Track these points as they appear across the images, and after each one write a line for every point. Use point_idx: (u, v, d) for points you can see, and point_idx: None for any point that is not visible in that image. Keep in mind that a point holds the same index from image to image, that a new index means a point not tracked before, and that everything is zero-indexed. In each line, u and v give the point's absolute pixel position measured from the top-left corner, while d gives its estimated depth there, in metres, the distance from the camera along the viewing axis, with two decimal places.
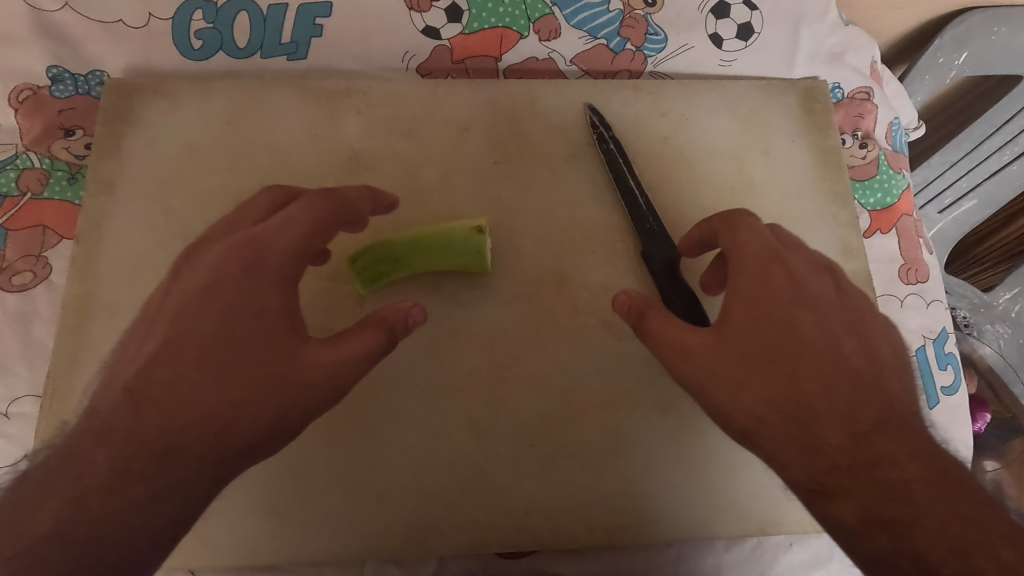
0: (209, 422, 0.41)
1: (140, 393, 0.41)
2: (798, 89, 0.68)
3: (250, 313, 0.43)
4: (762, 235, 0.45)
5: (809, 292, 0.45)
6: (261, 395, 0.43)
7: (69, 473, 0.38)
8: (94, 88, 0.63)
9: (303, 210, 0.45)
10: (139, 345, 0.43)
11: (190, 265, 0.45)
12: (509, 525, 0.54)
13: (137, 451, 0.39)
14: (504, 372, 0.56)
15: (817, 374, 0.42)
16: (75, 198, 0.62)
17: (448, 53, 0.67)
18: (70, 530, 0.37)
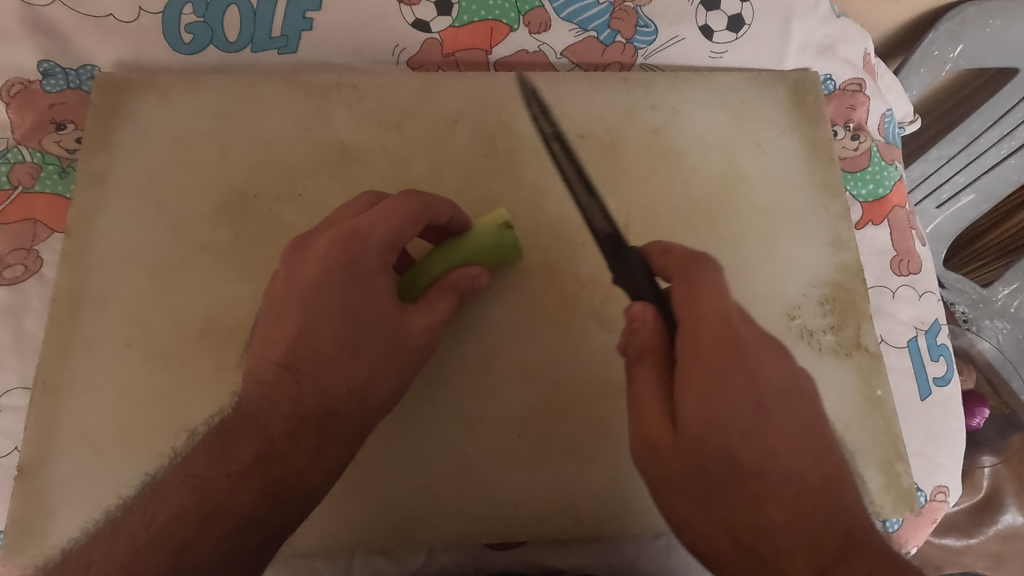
0: (349, 393, 0.47)
1: (287, 371, 0.47)
2: (788, 81, 0.67)
3: (366, 297, 0.47)
4: (722, 310, 0.42)
5: (764, 384, 0.40)
6: (386, 366, 0.48)
7: (244, 436, 0.47)
8: (86, 83, 0.63)
9: (391, 212, 0.48)
10: (276, 328, 0.48)
11: (305, 260, 0.48)
12: (497, 515, 0.54)
13: (291, 421, 0.47)
14: (492, 364, 0.56)
15: (772, 485, 0.39)
16: (66, 192, 0.62)
17: (438, 46, 0.67)
18: (245, 486, 0.45)
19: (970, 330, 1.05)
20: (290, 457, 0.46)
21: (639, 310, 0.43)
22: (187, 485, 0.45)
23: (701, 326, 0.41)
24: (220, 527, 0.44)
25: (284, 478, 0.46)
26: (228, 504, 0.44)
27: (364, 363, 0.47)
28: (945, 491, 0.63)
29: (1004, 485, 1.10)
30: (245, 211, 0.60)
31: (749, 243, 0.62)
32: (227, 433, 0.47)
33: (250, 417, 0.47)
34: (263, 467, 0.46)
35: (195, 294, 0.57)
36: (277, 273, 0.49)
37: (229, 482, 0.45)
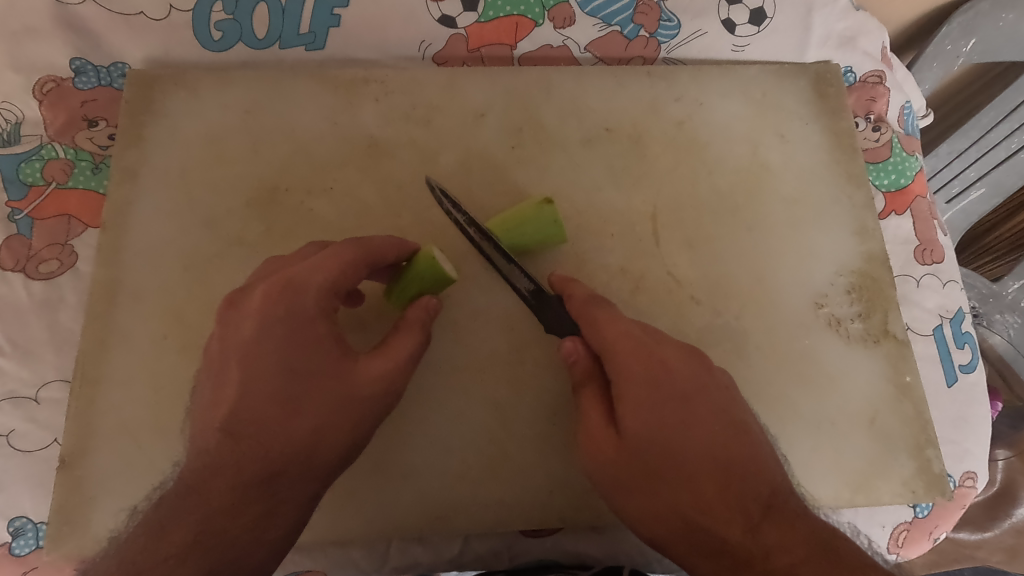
0: (295, 453, 0.44)
1: (229, 436, 0.43)
2: (811, 74, 0.68)
3: (308, 345, 0.45)
4: (631, 332, 0.49)
5: (673, 387, 0.47)
6: (334, 419, 0.45)
7: (179, 517, 0.42)
8: (116, 81, 0.64)
9: (329, 260, 0.47)
10: (214, 395, 0.45)
11: (240, 318, 0.45)
12: (533, 502, 0.55)
13: (238, 485, 0.43)
14: (526, 354, 0.57)
15: (687, 474, 0.45)
16: (100, 188, 0.63)
17: (463, 42, 0.68)
18: (183, 570, 0.40)
19: (981, 325, 1.06)
20: (230, 532, 0.42)
21: (571, 347, 0.51)
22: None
23: (610, 349, 0.49)
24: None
25: (228, 557, 0.42)
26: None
27: (309, 417, 0.45)
28: (973, 476, 0.63)
29: (1018, 479, 1.09)
30: (277, 205, 0.61)
31: (774, 234, 0.63)
32: (163, 514, 0.42)
33: (191, 490, 0.43)
34: (203, 546, 0.41)
35: (230, 286, 0.58)
36: (212, 333, 0.47)
37: (167, 569, 0.40)
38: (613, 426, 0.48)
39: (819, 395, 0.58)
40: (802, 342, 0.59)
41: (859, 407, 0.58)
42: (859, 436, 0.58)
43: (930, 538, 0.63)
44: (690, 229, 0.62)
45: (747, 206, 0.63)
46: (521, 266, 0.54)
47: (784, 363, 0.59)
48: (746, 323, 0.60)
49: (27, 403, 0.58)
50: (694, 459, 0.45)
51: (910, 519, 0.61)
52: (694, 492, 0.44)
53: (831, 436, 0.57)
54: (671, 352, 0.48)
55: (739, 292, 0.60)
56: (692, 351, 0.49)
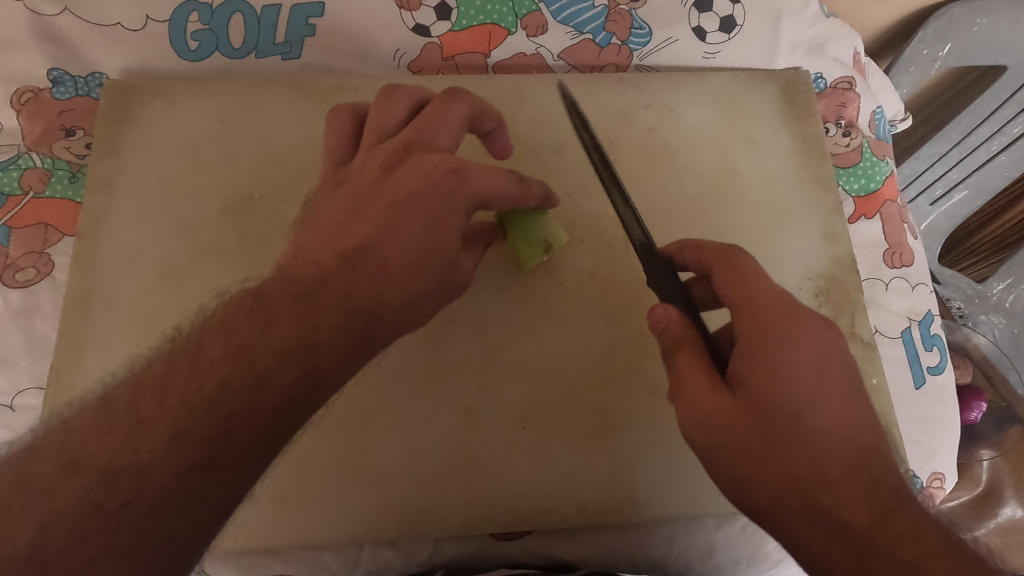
0: (394, 302, 0.45)
1: (343, 263, 0.45)
2: (780, 80, 0.69)
3: (430, 209, 0.47)
4: (766, 288, 0.43)
5: (802, 355, 0.41)
6: (431, 284, 0.47)
7: (282, 315, 0.42)
8: (94, 90, 0.65)
9: (498, 175, 0.49)
10: (351, 225, 0.47)
11: (415, 165, 0.47)
12: (501, 507, 0.56)
13: (341, 314, 0.43)
14: (496, 359, 0.57)
15: (806, 441, 0.40)
16: (76, 197, 0.63)
17: (437, 51, 0.68)
18: (280, 369, 0.40)
19: (966, 326, 1.06)
20: (324, 352, 0.42)
21: (663, 313, 0.45)
22: (220, 364, 0.40)
23: (744, 297, 0.43)
24: (265, 400, 0.40)
25: (320, 369, 0.41)
26: (265, 385, 0.40)
27: (415, 274, 0.46)
28: (940, 477, 0.64)
29: (1003, 479, 1.10)
30: (252, 212, 0.61)
31: (741, 239, 0.63)
32: (267, 309, 0.42)
33: (297, 296, 0.43)
34: (299, 357, 0.41)
35: (204, 293, 0.59)
36: (375, 162, 0.49)
37: (271, 361, 0.40)
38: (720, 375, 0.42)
39: None
40: None
41: None
42: None
43: None
44: (661, 235, 0.63)
45: (717, 212, 0.64)
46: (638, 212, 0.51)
47: None
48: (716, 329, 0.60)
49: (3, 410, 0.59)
50: (819, 428, 0.40)
51: None
52: (817, 464, 0.39)
53: None
54: (767, 304, 0.42)
55: None
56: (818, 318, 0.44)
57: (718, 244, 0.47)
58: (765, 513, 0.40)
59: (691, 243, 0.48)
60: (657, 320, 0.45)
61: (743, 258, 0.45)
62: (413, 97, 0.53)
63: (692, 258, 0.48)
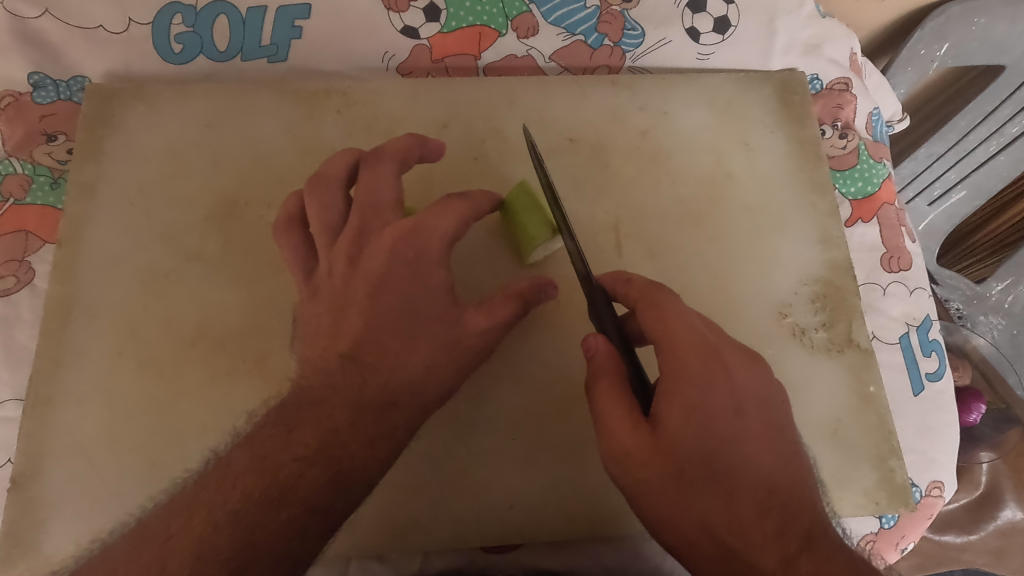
0: (407, 386, 0.49)
1: (350, 361, 0.49)
2: (775, 82, 0.68)
3: (428, 291, 0.50)
4: (689, 323, 0.43)
5: (721, 393, 0.41)
6: (442, 360, 0.50)
7: (309, 422, 0.48)
8: (76, 94, 0.63)
9: (447, 208, 0.50)
10: (332, 323, 0.51)
11: (383, 247, 0.50)
12: (491, 520, 0.54)
13: (356, 423, 0.48)
14: (486, 368, 0.56)
15: (722, 483, 0.39)
16: (57, 203, 0.62)
17: (426, 52, 0.67)
18: (311, 472, 0.46)
19: (965, 326, 1.06)
20: (352, 444, 0.47)
21: (593, 340, 0.44)
22: (256, 469, 0.45)
23: (665, 334, 0.42)
24: (288, 510, 0.44)
25: (347, 465, 0.47)
26: (299, 487, 0.45)
27: (423, 353, 0.50)
28: (940, 486, 0.64)
29: (1002, 481, 1.09)
30: (236, 219, 0.60)
31: (736, 244, 0.62)
32: (290, 419, 0.48)
33: (315, 403, 0.49)
34: (329, 454, 0.47)
35: (187, 302, 0.57)
36: (338, 252, 0.51)
37: (297, 466, 0.46)
38: (640, 413, 0.41)
39: None
40: (765, 352, 0.59)
41: (822, 416, 0.58)
42: (820, 446, 0.57)
43: (896, 547, 0.64)
44: (654, 240, 0.62)
45: (711, 217, 0.63)
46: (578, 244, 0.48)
47: None
48: None
49: None
50: (738, 468, 0.40)
51: (876, 531, 0.62)
52: (731, 506, 0.39)
53: None
54: (687, 342, 0.42)
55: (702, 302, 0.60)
56: (742, 350, 0.44)
57: (646, 279, 0.45)
58: (681, 552, 0.41)
59: (622, 275, 0.47)
60: (587, 348, 0.44)
61: (669, 294, 0.44)
62: (390, 158, 0.52)
63: (622, 292, 0.46)
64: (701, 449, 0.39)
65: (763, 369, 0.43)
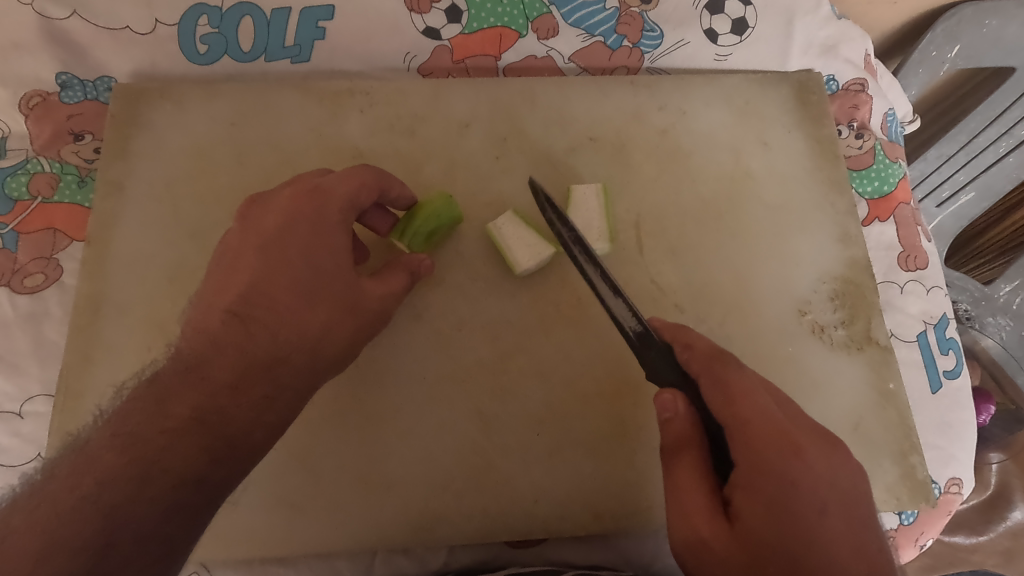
0: (299, 346, 0.47)
1: (235, 320, 0.46)
2: (792, 82, 0.69)
3: (326, 252, 0.48)
4: (760, 405, 0.40)
5: (800, 483, 0.38)
6: (340, 322, 0.48)
7: (183, 390, 0.43)
8: (103, 94, 0.65)
9: (344, 184, 0.49)
10: (228, 279, 0.47)
11: (291, 206, 0.48)
12: (514, 513, 0.55)
13: (245, 384, 0.45)
14: (511, 364, 0.57)
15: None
16: (85, 201, 0.63)
17: (448, 53, 0.68)
18: (182, 442, 0.42)
19: (973, 329, 1.03)
20: (232, 409, 0.44)
21: (670, 402, 0.42)
22: (117, 445, 0.40)
23: (745, 441, 0.39)
24: (155, 487, 0.40)
25: (225, 432, 0.43)
26: (164, 461, 0.41)
27: (318, 314, 0.47)
28: (959, 483, 0.64)
29: (1012, 481, 1.09)
30: None
31: (757, 241, 0.63)
32: (161, 389, 0.43)
33: (191, 368, 0.45)
34: (203, 422, 0.43)
35: None
36: (232, 223, 0.50)
37: (165, 439, 0.41)
38: (720, 499, 0.40)
39: (804, 403, 0.59)
40: (785, 349, 0.60)
41: (842, 412, 0.59)
42: (841, 443, 0.58)
43: (914, 544, 0.64)
44: (673, 238, 0.62)
45: (731, 216, 0.63)
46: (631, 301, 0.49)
47: (767, 366, 0.59)
48: (731, 332, 0.60)
49: (12, 417, 0.59)
50: (813, 570, 0.36)
51: (895, 527, 0.63)
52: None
53: None
54: (764, 429, 0.39)
55: (722, 299, 0.61)
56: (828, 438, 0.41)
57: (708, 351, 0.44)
58: None
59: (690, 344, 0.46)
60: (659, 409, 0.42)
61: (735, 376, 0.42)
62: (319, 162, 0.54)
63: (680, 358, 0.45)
64: (781, 544, 0.37)
65: (846, 454, 0.40)
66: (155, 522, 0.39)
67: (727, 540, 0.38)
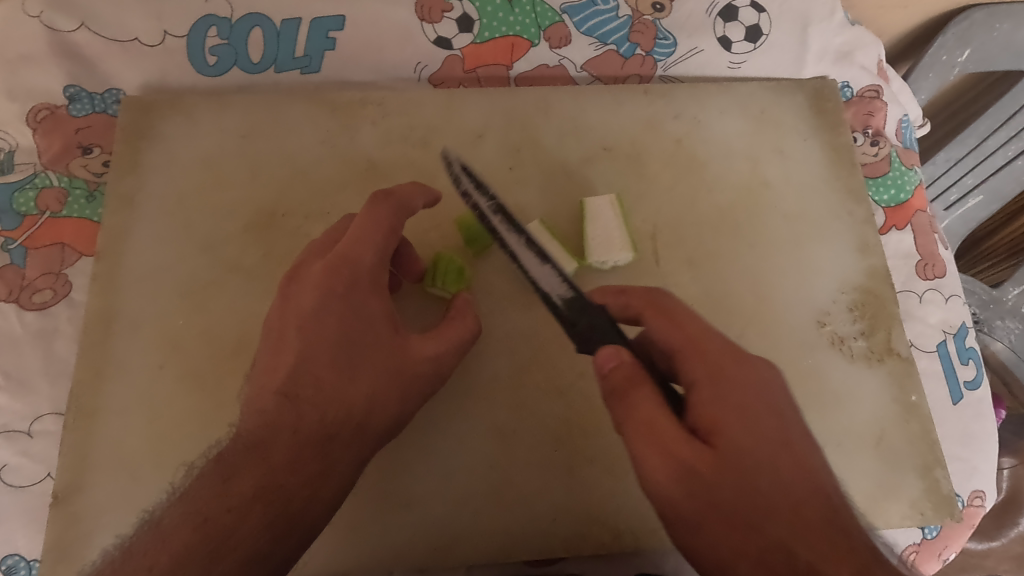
0: (350, 417, 0.46)
1: (283, 397, 0.45)
2: (808, 89, 0.68)
3: (362, 322, 0.47)
4: (696, 321, 0.44)
5: (732, 370, 0.41)
6: (386, 387, 0.47)
7: (243, 468, 0.42)
8: (111, 107, 0.63)
9: (368, 237, 0.48)
10: (275, 359, 0.47)
11: (324, 280, 0.48)
12: (537, 532, 0.54)
13: (303, 459, 0.43)
14: (529, 378, 0.56)
15: (788, 478, 0.37)
16: (95, 216, 0.62)
17: (459, 63, 0.67)
18: (246, 521, 0.40)
19: (981, 332, 1.01)
20: (292, 485, 0.42)
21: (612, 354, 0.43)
22: (184, 527, 0.40)
23: (733, 351, 0.42)
24: (222, 565, 0.38)
25: (291, 508, 0.42)
26: (236, 540, 0.39)
27: (366, 382, 0.47)
28: (981, 496, 0.64)
29: None
30: (275, 230, 0.60)
31: (778, 251, 0.62)
32: (226, 466, 0.42)
33: (248, 448, 0.43)
34: (266, 499, 0.41)
35: (226, 313, 0.57)
36: (273, 305, 0.50)
37: (232, 518, 0.40)
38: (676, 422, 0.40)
39: (829, 417, 0.58)
40: (806, 362, 0.59)
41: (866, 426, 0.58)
42: (864, 458, 0.57)
43: (939, 560, 0.63)
44: (690, 248, 0.62)
45: (747, 225, 0.63)
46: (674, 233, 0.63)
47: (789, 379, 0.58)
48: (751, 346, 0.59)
49: (21, 436, 0.58)
50: (768, 454, 0.38)
51: (918, 542, 0.62)
52: (806, 482, 0.37)
53: (838, 456, 0.57)
54: (672, 341, 0.43)
55: (741, 310, 0.60)
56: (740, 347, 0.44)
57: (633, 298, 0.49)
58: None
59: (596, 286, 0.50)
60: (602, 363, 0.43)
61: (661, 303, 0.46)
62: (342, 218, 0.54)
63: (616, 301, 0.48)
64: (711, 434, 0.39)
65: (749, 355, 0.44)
66: None
67: (665, 448, 0.38)
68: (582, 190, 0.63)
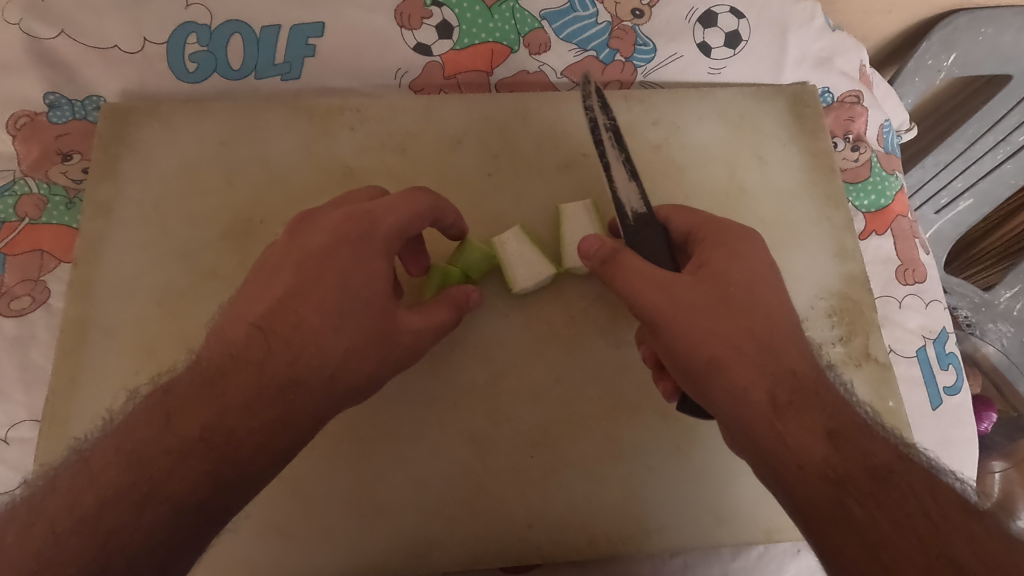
0: (321, 368, 0.45)
1: (258, 332, 0.45)
2: (787, 95, 0.68)
3: (365, 276, 0.46)
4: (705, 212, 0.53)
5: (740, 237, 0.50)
6: (366, 348, 0.46)
7: (192, 407, 0.42)
8: (91, 113, 0.63)
9: (391, 210, 0.47)
10: (263, 292, 0.46)
11: (340, 229, 0.47)
12: (511, 539, 0.54)
13: (262, 405, 0.43)
14: (504, 384, 0.56)
15: (761, 315, 0.46)
16: (73, 223, 0.62)
17: (439, 69, 0.67)
18: (184, 465, 0.40)
19: (973, 336, 1.02)
20: (242, 432, 0.42)
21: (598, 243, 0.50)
22: (119, 464, 0.39)
23: (698, 222, 0.51)
24: (153, 514, 0.38)
25: (236, 457, 0.41)
26: (168, 484, 0.39)
27: (345, 337, 0.45)
28: None
29: None
30: (252, 236, 0.60)
31: None
32: (175, 400, 0.42)
33: (207, 380, 0.43)
34: (209, 442, 0.41)
35: (203, 319, 0.57)
36: (276, 244, 0.49)
37: (170, 460, 0.40)
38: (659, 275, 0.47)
39: None
40: None
41: None
42: None
43: None
44: None
45: None
46: (643, 186, 0.54)
47: None
48: None
49: None
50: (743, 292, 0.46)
51: None
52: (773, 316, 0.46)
53: None
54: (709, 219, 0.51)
55: None
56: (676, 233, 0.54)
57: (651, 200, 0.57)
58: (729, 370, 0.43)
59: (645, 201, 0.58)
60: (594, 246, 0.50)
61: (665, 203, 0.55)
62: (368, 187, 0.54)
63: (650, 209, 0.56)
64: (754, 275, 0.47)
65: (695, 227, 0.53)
66: (142, 552, 0.37)
67: (751, 292, 0.46)
68: (560, 196, 0.63)
